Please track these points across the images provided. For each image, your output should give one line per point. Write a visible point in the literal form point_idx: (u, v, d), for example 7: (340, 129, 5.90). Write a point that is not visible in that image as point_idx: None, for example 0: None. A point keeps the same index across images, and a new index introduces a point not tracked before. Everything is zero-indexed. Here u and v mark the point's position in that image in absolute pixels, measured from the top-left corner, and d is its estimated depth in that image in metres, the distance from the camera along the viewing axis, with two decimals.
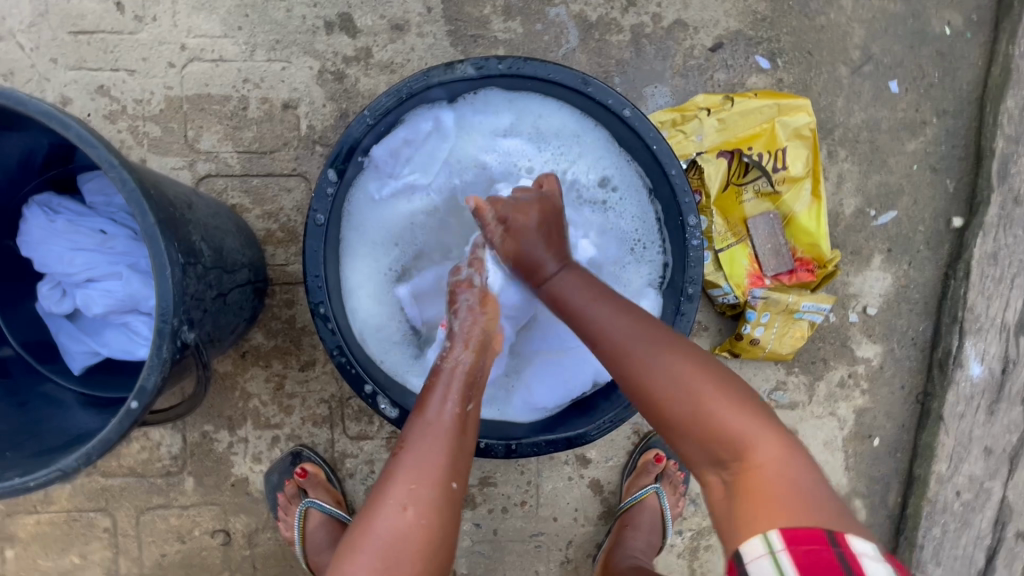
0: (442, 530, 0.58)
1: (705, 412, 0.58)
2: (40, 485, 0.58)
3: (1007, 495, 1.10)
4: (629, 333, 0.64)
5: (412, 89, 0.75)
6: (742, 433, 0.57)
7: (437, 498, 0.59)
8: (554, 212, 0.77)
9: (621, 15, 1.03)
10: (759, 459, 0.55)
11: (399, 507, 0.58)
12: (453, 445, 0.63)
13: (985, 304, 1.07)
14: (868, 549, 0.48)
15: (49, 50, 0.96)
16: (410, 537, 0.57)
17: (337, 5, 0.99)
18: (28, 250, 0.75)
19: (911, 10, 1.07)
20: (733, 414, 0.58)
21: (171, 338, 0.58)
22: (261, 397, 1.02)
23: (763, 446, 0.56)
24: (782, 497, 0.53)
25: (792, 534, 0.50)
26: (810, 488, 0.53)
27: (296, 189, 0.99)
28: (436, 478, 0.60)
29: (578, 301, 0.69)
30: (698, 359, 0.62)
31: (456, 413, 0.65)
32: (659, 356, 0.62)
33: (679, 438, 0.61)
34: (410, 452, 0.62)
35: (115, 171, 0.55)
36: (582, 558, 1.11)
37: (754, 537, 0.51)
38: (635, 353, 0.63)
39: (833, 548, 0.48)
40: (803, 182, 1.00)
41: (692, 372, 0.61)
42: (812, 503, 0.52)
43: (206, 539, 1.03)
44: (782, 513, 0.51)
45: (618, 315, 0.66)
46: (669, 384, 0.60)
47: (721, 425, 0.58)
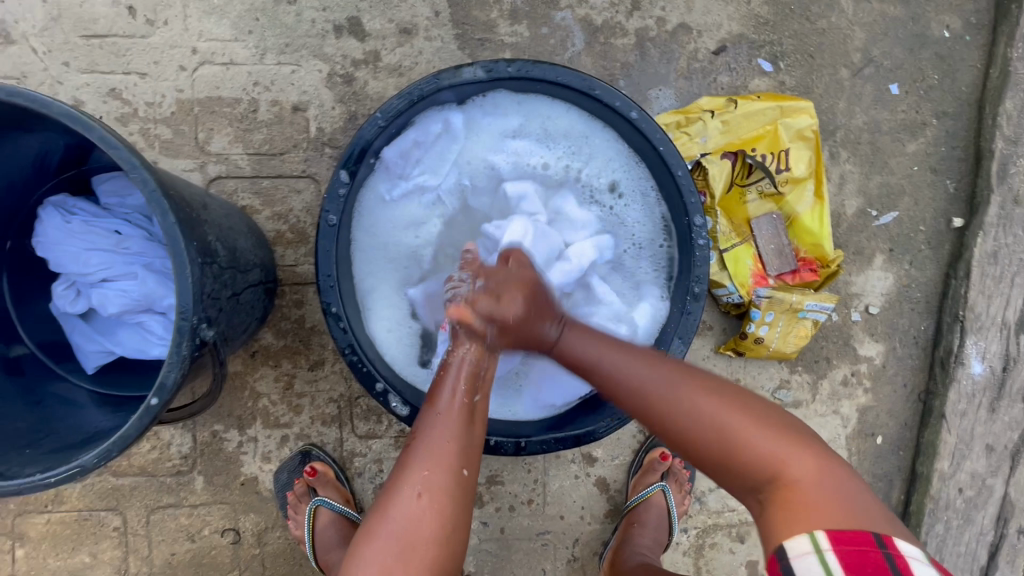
0: (454, 518, 0.60)
1: (738, 436, 0.60)
2: (60, 481, 0.59)
3: (1009, 492, 1.11)
4: (652, 383, 0.65)
5: (423, 91, 0.76)
6: (774, 452, 0.58)
7: (449, 485, 0.61)
8: (538, 287, 0.74)
9: (625, 19, 1.05)
10: (796, 475, 0.57)
11: (413, 494, 0.59)
12: (462, 432, 0.65)
13: (985, 303, 1.08)
14: (916, 553, 0.50)
15: (61, 53, 0.97)
16: (423, 521, 0.58)
17: (346, 9, 1.00)
18: (44, 251, 0.76)
19: (910, 13, 1.09)
20: (762, 434, 0.60)
21: (190, 336, 0.59)
22: (270, 397, 1.02)
23: (797, 463, 0.58)
24: (818, 504, 0.54)
25: (837, 535, 0.51)
26: (846, 494, 0.55)
27: (306, 190, 1.01)
28: (450, 467, 0.62)
29: (595, 354, 0.70)
30: (718, 386, 0.64)
31: (464, 405, 0.67)
32: (683, 399, 0.63)
33: (720, 470, 0.61)
34: (423, 439, 0.64)
35: (137, 172, 0.56)
36: (589, 556, 1.11)
37: (800, 536, 0.53)
38: (662, 397, 0.64)
39: (881, 550, 0.50)
40: (805, 183, 1.02)
41: (717, 401, 0.62)
42: (854, 508, 0.54)
43: (215, 538, 1.04)
44: (827, 519, 0.53)
45: (634, 362, 0.68)
46: (695, 424, 0.61)
47: (755, 449, 0.59)
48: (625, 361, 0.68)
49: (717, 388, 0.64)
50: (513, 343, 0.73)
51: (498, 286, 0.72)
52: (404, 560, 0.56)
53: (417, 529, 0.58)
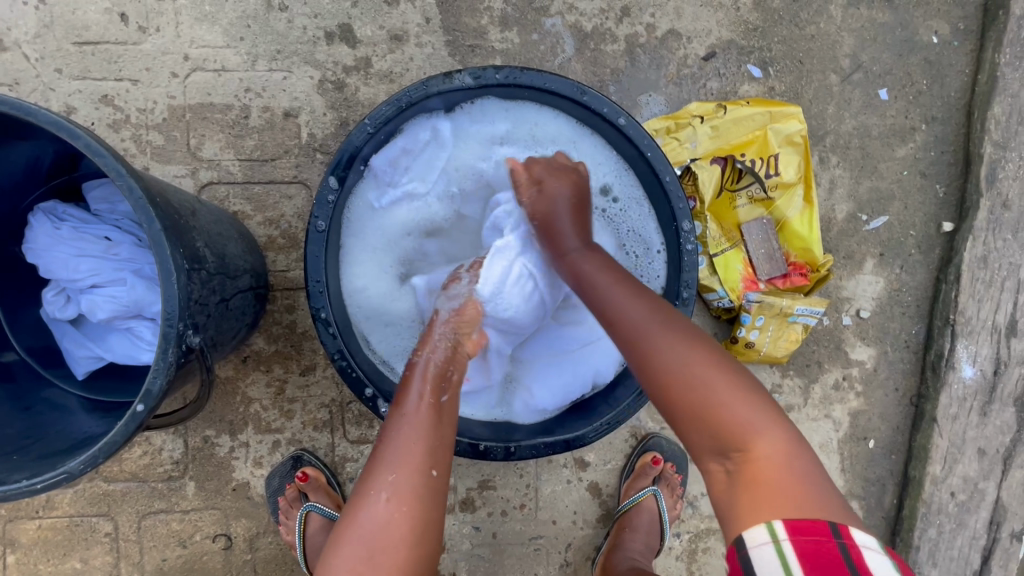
0: (425, 517, 0.60)
1: (715, 398, 0.58)
2: (46, 488, 0.59)
3: (1001, 496, 1.11)
4: (642, 318, 0.64)
5: (412, 98, 0.76)
6: (750, 423, 0.56)
7: (419, 487, 0.61)
8: (585, 185, 0.80)
9: (615, 25, 1.05)
10: (764, 451, 0.55)
11: (380, 498, 0.60)
12: (430, 432, 0.65)
13: (976, 307, 1.09)
14: (869, 542, 0.49)
15: (54, 60, 0.97)
16: (390, 524, 0.59)
17: (337, 16, 1.01)
18: (34, 257, 0.77)
19: (899, 19, 1.09)
20: (742, 403, 0.57)
21: (176, 342, 0.59)
22: (262, 402, 1.03)
23: (767, 440, 0.56)
24: (780, 486, 0.53)
25: (794, 524, 0.50)
26: (811, 484, 0.53)
27: (297, 196, 1.01)
28: (417, 468, 0.62)
29: (603, 284, 0.70)
30: (709, 348, 0.62)
31: (429, 405, 0.67)
32: (670, 342, 0.62)
33: (686, 424, 0.59)
34: (389, 444, 0.64)
35: (123, 180, 0.57)
36: (582, 560, 1.11)
37: (759, 525, 0.52)
38: (649, 341, 0.63)
39: (836, 540, 0.49)
40: (795, 188, 1.02)
41: (706, 364, 0.60)
42: (812, 496, 0.52)
43: (207, 544, 1.04)
44: (784, 508, 0.52)
45: (634, 298, 0.67)
46: (674, 367, 0.60)
47: (731, 417, 0.57)
48: (626, 294, 0.67)
49: (708, 350, 0.61)
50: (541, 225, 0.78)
51: (552, 171, 0.80)
52: (371, 563, 0.56)
53: (385, 535, 0.58)
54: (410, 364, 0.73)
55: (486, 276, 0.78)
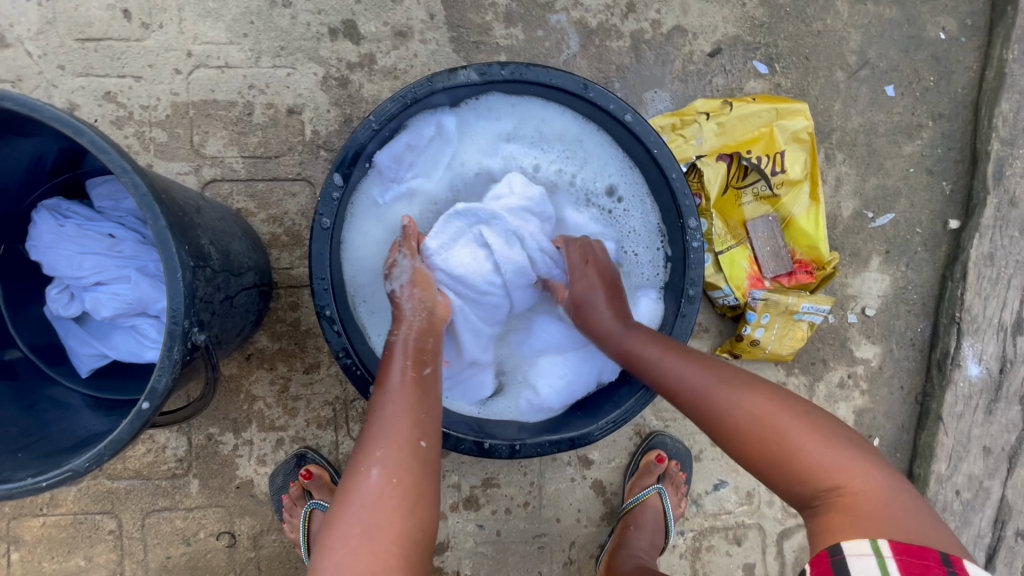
0: (417, 489, 0.59)
1: (794, 445, 0.60)
2: (52, 485, 0.59)
3: (1006, 494, 1.10)
4: (703, 381, 0.67)
5: (417, 94, 0.76)
6: (836, 462, 0.58)
7: (408, 459, 0.60)
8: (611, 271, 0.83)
9: (620, 21, 1.05)
10: (859, 486, 0.57)
11: (372, 473, 0.59)
12: (416, 405, 0.64)
13: (982, 304, 1.08)
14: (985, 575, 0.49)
15: (56, 57, 0.97)
16: (383, 497, 0.57)
17: (341, 12, 1.00)
18: (38, 254, 0.76)
19: (906, 15, 1.09)
20: (823, 444, 0.59)
21: (181, 340, 0.59)
22: (266, 399, 1.02)
23: (862, 475, 0.57)
24: (881, 515, 0.54)
25: (901, 546, 0.51)
26: (909, 511, 0.55)
27: (301, 193, 1.01)
28: (406, 441, 0.61)
29: (654, 356, 0.72)
30: (779, 397, 0.64)
31: (411, 378, 0.67)
32: (737, 396, 0.65)
33: (778, 477, 0.61)
34: (376, 421, 0.63)
35: (128, 176, 0.56)
36: (586, 558, 1.11)
37: (860, 539, 0.53)
38: (714, 402, 0.65)
39: (946, 568, 0.50)
40: (801, 185, 1.02)
41: (778, 414, 0.62)
42: (911, 524, 0.54)
43: (211, 541, 1.04)
44: (891, 532, 0.53)
45: (688, 364, 0.70)
46: (749, 418, 0.63)
47: (816, 459, 0.59)
48: (677, 363, 0.70)
49: (773, 399, 0.64)
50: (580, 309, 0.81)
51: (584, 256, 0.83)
52: (367, 539, 0.55)
53: (377, 509, 0.57)
54: (388, 343, 0.72)
55: (439, 232, 0.81)
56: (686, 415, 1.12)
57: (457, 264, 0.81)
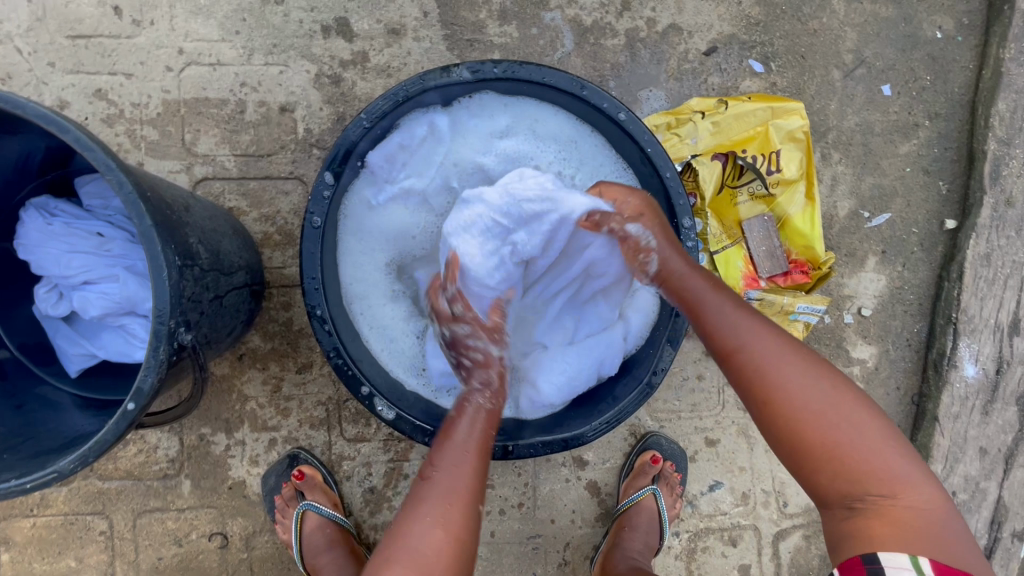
0: (469, 549, 0.62)
1: (861, 442, 0.59)
2: (37, 486, 0.59)
3: (1003, 495, 1.10)
4: (779, 350, 0.64)
5: (409, 92, 0.76)
6: (898, 472, 0.58)
7: (464, 516, 0.63)
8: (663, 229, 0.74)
9: (615, 19, 1.04)
10: (911, 501, 0.57)
11: (430, 524, 0.61)
12: (477, 465, 0.67)
13: (978, 305, 1.07)
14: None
15: (46, 54, 0.96)
16: (440, 552, 0.60)
17: (334, 9, 0.99)
18: (25, 253, 0.75)
19: (902, 14, 1.08)
20: (890, 449, 0.59)
21: (167, 340, 0.58)
22: (258, 400, 1.02)
23: (916, 492, 0.58)
24: (928, 534, 0.56)
25: (941, 566, 0.54)
26: (951, 535, 0.57)
27: (294, 192, 1.00)
28: (470, 502, 0.64)
29: (730, 312, 0.68)
30: (856, 394, 0.62)
31: (480, 439, 0.69)
32: (815, 376, 0.62)
33: (824, 465, 0.60)
34: (439, 472, 0.65)
35: (113, 174, 0.55)
36: (580, 559, 1.11)
37: (900, 554, 0.55)
38: (789, 375, 0.62)
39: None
40: (796, 185, 1.01)
41: (853, 410, 0.60)
42: (954, 545, 0.56)
43: (203, 542, 1.03)
44: (929, 551, 0.55)
45: (764, 332, 0.65)
46: (822, 401, 0.60)
47: (883, 464, 0.58)
48: (755, 329, 0.66)
49: (856, 394, 0.61)
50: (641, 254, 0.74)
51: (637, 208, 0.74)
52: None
53: (432, 562, 0.59)
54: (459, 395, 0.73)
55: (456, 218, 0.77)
56: (681, 415, 1.11)
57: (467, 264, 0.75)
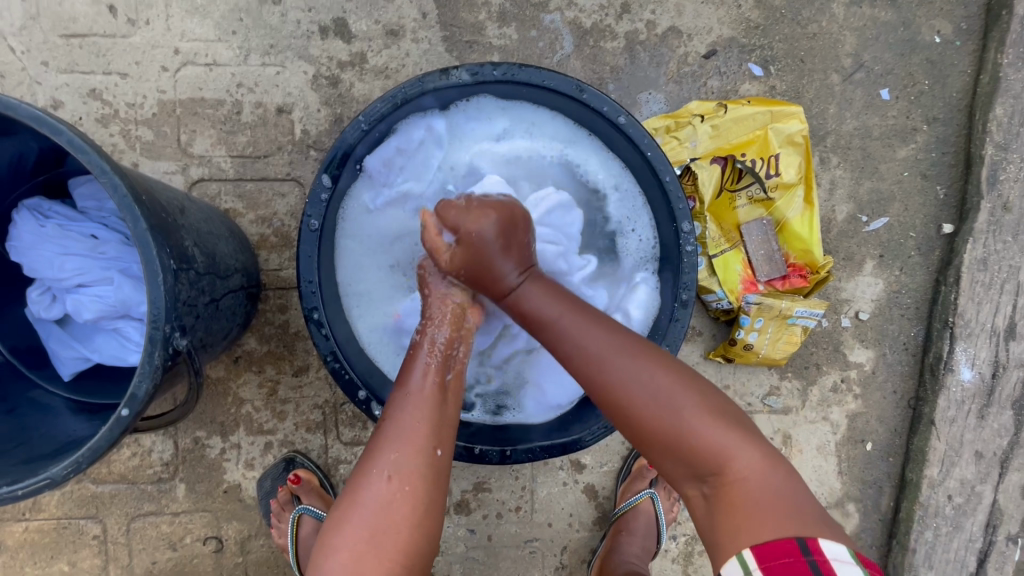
0: (427, 498, 0.60)
1: (690, 429, 0.59)
2: (28, 493, 0.58)
3: (997, 499, 1.10)
4: (602, 346, 0.63)
5: (407, 94, 0.75)
6: (723, 445, 0.58)
7: (423, 466, 0.60)
8: (513, 217, 0.72)
9: (615, 22, 1.04)
10: (740, 472, 0.57)
11: (383, 478, 0.59)
12: (433, 411, 0.64)
13: (975, 309, 1.08)
14: (840, 553, 0.50)
15: (40, 53, 0.95)
16: (393, 504, 0.58)
17: (332, 10, 0.99)
18: (18, 255, 0.75)
19: (901, 18, 1.08)
20: (716, 425, 0.59)
21: (163, 345, 0.57)
22: (254, 402, 1.01)
23: (744, 458, 0.57)
24: (761, 507, 0.54)
25: (762, 550, 0.52)
26: (787, 495, 0.55)
27: (290, 193, 0.99)
28: (422, 446, 0.61)
29: (552, 315, 0.66)
30: (680, 368, 0.62)
31: (436, 384, 0.66)
32: (640, 367, 0.62)
33: (665, 455, 0.61)
34: (392, 422, 0.63)
35: (107, 177, 0.55)
36: (577, 563, 1.10)
37: (731, 558, 0.53)
38: (614, 372, 0.61)
39: (805, 557, 0.50)
40: (795, 189, 1.01)
41: (678, 387, 0.61)
42: (791, 509, 0.54)
43: (198, 546, 1.03)
44: (760, 528, 0.53)
45: (593, 329, 0.64)
46: (647, 397, 0.60)
47: (707, 442, 0.58)
48: (581, 327, 0.65)
49: (680, 372, 0.62)
50: (475, 275, 0.71)
51: (472, 207, 0.72)
52: (374, 544, 0.56)
53: (388, 514, 0.58)
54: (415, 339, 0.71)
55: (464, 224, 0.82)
56: None
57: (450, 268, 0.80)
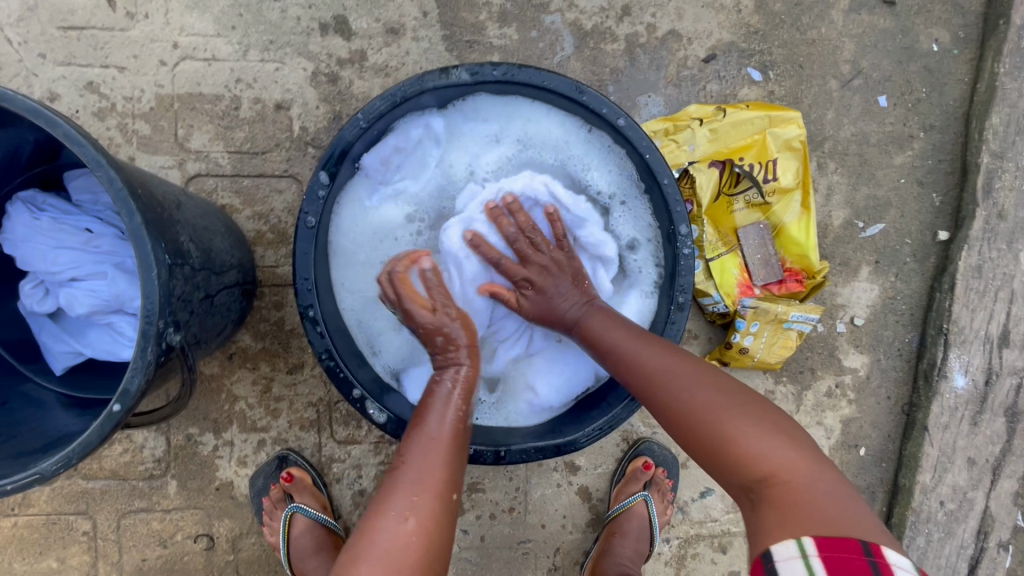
0: (436, 543, 0.59)
1: (738, 433, 0.58)
2: (17, 488, 0.57)
3: (989, 505, 1.11)
4: (662, 362, 0.68)
5: (406, 93, 0.75)
6: (768, 450, 0.56)
7: (439, 508, 0.61)
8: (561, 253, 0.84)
9: (615, 24, 1.04)
10: (789, 478, 0.54)
11: (399, 517, 0.59)
12: (449, 455, 0.65)
13: (969, 316, 1.08)
14: (903, 561, 0.47)
15: (37, 45, 0.94)
16: (407, 547, 0.57)
17: (332, 7, 0.98)
18: (11, 248, 0.74)
19: (900, 26, 1.09)
20: (764, 433, 0.58)
21: (156, 340, 0.57)
22: (248, 400, 1.00)
23: (789, 462, 0.55)
24: (820, 509, 0.51)
25: (823, 541, 0.48)
26: (840, 504, 0.51)
27: (288, 190, 0.99)
28: (439, 492, 0.62)
29: (622, 332, 0.74)
30: (731, 384, 0.64)
31: (455, 426, 0.68)
32: (690, 381, 0.65)
33: (715, 460, 0.60)
34: (410, 463, 0.63)
35: (102, 170, 0.54)
36: (570, 565, 1.10)
37: (784, 540, 0.49)
38: (670, 380, 0.66)
39: (867, 558, 0.47)
40: (792, 194, 1.01)
41: (717, 391, 0.63)
42: (850, 518, 0.50)
43: (189, 544, 1.02)
44: (813, 525, 0.49)
45: (655, 347, 0.70)
46: (697, 402, 0.62)
47: (750, 444, 0.57)
48: (650, 344, 0.71)
49: (730, 385, 0.64)
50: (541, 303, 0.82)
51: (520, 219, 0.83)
52: None
53: (400, 556, 0.56)
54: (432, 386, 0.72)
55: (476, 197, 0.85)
56: None
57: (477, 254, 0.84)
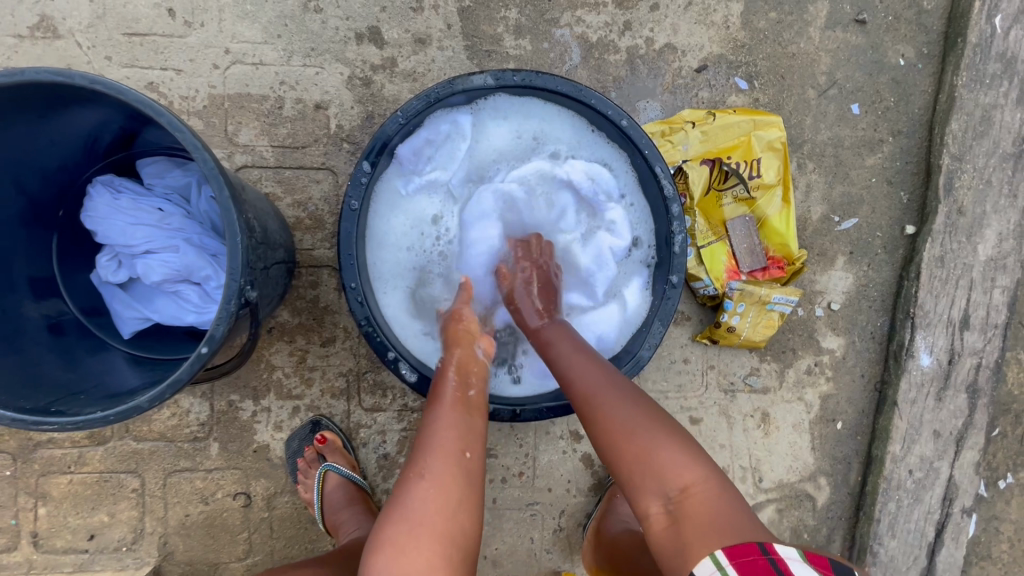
0: (456, 496, 0.67)
1: (653, 450, 0.70)
2: (118, 418, 0.67)
3: (953, 474, 1.23)
4: (591, 382, 0.77)
5: (439, 94, 0.87)
6: (673, 468, 0.69)
7: (454, 466, 0.69)
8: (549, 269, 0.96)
9: (618, 37, 1.17)
10: (693, 491, 0.68)
11: (421, 480, 0.68)
12: (458, 423, 0.73)
13: (933, 301, 1.20)
14: (793, 553, 0.59)
15: (104, 49, 1.06)
16: (426, 499, 0.66)
17: (367, 19, 1.10)
18: (93, 224, 0.85)
19: (870, 42, 1.22)
20: (673, 452, 0.70)
21: (237, 294, 0.68)
22: (284, 369, 1.11)
23: (692, 477, 0.69)
24: (717, 523, 0.64)
25: (732, 550, 0.60)
26: (728, 515, 0.65)
27: (325, 181, 1.10)
28: (451, 455, 0.70)
29: (566, 353, 0.83)
30: (645, 405, 0.75)
31: (458, 396, 0.77)
32: (613, 402, 0.75)
33: (633, 475, 0.71)
34: (428, 436, 0.72)
35: (200, 153, 0.65)
36: (574, 526, 1.21)
37: (704, 558, 0.62)
38: (599, 401, 0.75)
39: (766, 556, 0.59)
40: (774, 189, 1.14)
41: (637, 412, 0.74)
42: (737, 526, 0.64)
43: (228, 501, 1.12)
44: (720, 541, 0.62)
45: (590, 365, 0.80)
46: (620, 422, 0.73)
47: (662, 461, 0.70)
48: (584, 366, 0.80)
49: (646, 405, 0.75)
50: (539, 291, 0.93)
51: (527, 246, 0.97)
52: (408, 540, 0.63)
53: (422, 512, 0.65)
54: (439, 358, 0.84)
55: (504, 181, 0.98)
56: (669, 395, 1.22)
57: (507, 213, 0.99)
